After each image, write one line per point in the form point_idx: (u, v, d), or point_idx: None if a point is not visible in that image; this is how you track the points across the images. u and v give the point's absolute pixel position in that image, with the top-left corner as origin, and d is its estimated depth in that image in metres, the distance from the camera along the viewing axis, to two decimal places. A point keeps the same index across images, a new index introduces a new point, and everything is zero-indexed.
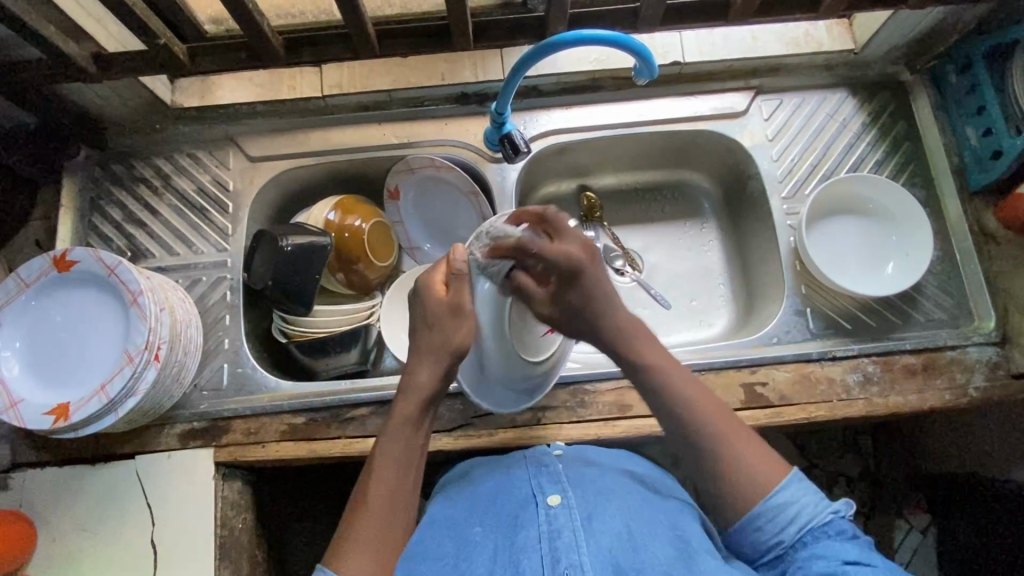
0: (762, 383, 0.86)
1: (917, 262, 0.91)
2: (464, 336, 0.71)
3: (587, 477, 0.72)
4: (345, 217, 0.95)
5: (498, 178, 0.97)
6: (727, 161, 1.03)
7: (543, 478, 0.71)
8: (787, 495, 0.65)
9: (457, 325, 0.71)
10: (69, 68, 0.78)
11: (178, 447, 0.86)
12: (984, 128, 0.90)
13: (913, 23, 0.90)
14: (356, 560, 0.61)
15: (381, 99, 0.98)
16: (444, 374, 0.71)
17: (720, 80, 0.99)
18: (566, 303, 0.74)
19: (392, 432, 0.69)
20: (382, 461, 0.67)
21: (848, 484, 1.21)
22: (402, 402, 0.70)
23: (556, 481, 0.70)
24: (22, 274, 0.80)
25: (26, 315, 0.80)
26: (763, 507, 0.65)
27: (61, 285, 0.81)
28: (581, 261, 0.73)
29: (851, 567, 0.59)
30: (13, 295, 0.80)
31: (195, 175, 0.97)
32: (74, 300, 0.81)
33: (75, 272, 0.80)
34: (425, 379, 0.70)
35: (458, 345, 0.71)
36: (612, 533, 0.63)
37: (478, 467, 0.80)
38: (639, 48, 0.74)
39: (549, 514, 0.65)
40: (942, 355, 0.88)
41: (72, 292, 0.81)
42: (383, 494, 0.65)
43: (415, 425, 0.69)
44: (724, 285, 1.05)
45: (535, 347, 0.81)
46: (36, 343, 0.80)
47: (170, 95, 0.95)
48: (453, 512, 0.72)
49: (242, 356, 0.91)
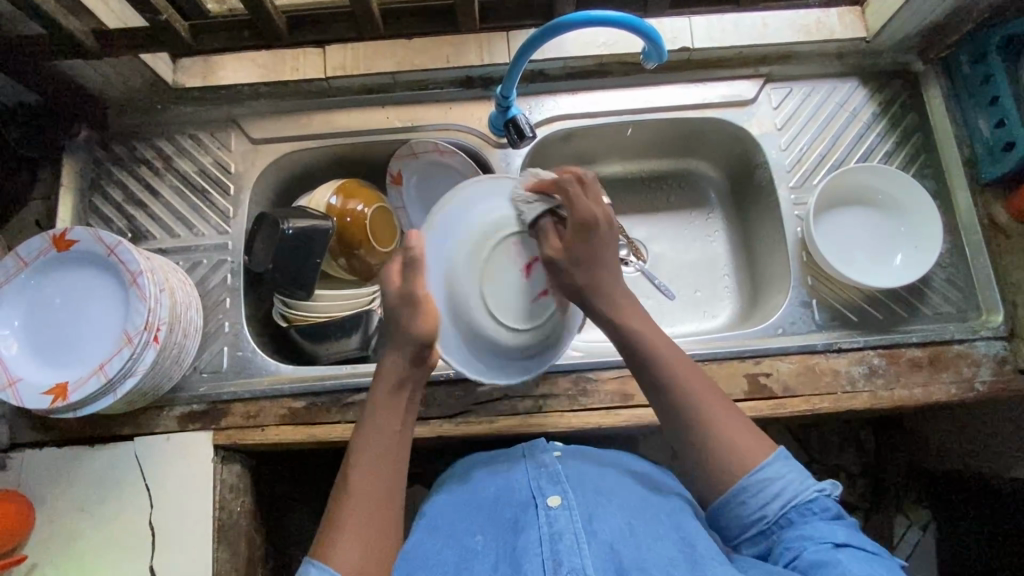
0: (767, 374, 0.86)
1: (926, 254, 0.90)
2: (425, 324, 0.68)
3: (587, 479, 0.72)
4: (347, 201, 0.94)
5: (503, 164, 0.97)
6: (735, 150, 1.02)
7: (542, 480, 0.71)
8: (774, 469, 0.64)
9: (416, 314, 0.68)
10: (69, 43, 0.77)
11: (177, 429, 0.85)
12: (997, 119, 0.89)
13: (927, 12, 0.88)
14: (343, 549, 0.60)
15: (386, 81, 0.96)
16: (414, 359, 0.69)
17: (730, 67, 0.97)
18: (575, 256, 0.70)
19: (374, 415, 0.68)
20: (366, 446, 0.66)
21: (849, 479, 1.21)
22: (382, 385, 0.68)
23: (557, 482, 0.70)
24: (21, 253, 0.79)
25: (26, 294, 0.79)
26: (749, 479, 0.64)
27: (61, 264, 0.80)
28: (598, 214, 0.70)
29: (841, 550, 0.58)
30: (12, 274, 0.79)
31: (197, 156, 0.96)
32: (74, 280, 0.80)
33: (73, 252, 0.79)
34: (396, 365, 0.68)
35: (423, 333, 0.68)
36: (613, 533, 0.62)
37: (478, 470, 0.80)
38: (649, 31, 0.72)
39: (550, 516, 0.64)
40: (949, 349, 0.87)
41: (72, 271, 0.80)
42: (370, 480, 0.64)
43: (395, 412, 0.68)
44: (729, 275, 1.04)
45: (531, 307, 0.75)
46: (36, 323, 0.79)
47: (173, 75, 0.93)
48: (451, 517, 0.71)
49: (243, 339, 0.90)
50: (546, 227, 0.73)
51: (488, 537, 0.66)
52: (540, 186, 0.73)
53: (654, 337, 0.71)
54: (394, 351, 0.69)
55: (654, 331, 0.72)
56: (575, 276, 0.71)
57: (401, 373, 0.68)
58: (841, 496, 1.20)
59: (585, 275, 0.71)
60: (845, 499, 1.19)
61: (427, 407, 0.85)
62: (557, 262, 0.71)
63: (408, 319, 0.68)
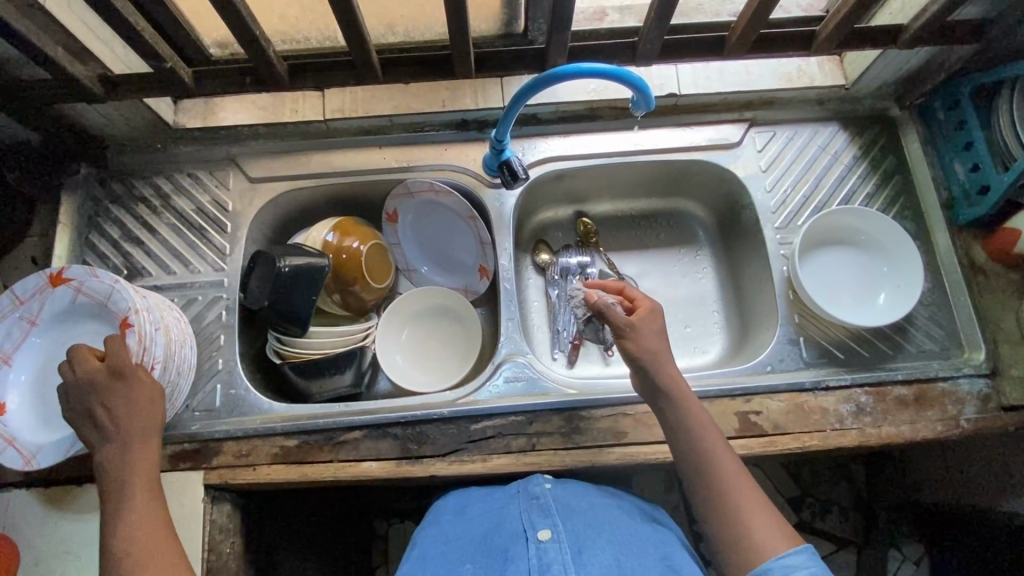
0: (757, 412, 0.87)
1: (909, 294, 0.92)
2: (131, 392, 0.70)
3: (577, 510, 0.73)
4: (343, 238, 0.97)
5: (497, 205, 0.99)
6: (721, 192, 1.05)
7: (533, 513, 0.72)
8: (797, 560, 0.62)
9: (119, 388, 0.70)
10: (73, 88, 0.79)
11: (167, 469, 0.84)
12: (972, 163, 0.92)
13: (902, 60, 0.92)
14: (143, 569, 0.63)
15: (383, 123, 1.00)
16: (134, 415, 0.70)
17: (715, 112, 1.01)
18: (631, 328, 0.76)
19: (131, 487, 0.68)
20: (126, 499, 0.67)
21: (842, 513, 1.23)
22: (135, 457, 0.69)
23: (546, 515, 0.71)
24: (27, 312, 0.80)
25: (38, 348, 0.81)
26: (772, 565, 0.62)
27: (64, 313, 0.81)
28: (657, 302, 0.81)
29: None
30: (24, 332, 0.80)
31: (195, 195, 0.98)
32: (82, 330, 0.82)
33: (78, 306, 0.81)
34: (137, 422, 0.70)
35: (136, 397, 0.70)
36: (602, 565, 0.63)
37: (471, 501, 0.81)
38: (637, 81, 0.75)
39: (539, 549, 0.65)
40: (934, 387, 0.88)
41: (81, 325, 0.82)
42: (142, 526, 0.66)
43: (133, 449, 0.69)
44: (718, 312, 1.06)
45: None
46: (46, 375, 0.81)
47: (174, 116, 0.96)
48: (441, 550, 0.72)
49: (236, 377, 0.90)
50: (608, 309, 0.77)
51: (476, 568, 0.67)
52: (608, 287, 0.87)
53: (694, 410, 0.73)
54: (127, 435, 0.69)
55: (704, 422, 0.73)
56: (633, 346, 0.75)
57: (130, 427, 0.69)
58: (835, 530, 1.22)
59: (631, 342, 0.76)
60: (839, 533, 1.22)
61: (421, 445, 0.86)
62: (623, 339, 0.76)
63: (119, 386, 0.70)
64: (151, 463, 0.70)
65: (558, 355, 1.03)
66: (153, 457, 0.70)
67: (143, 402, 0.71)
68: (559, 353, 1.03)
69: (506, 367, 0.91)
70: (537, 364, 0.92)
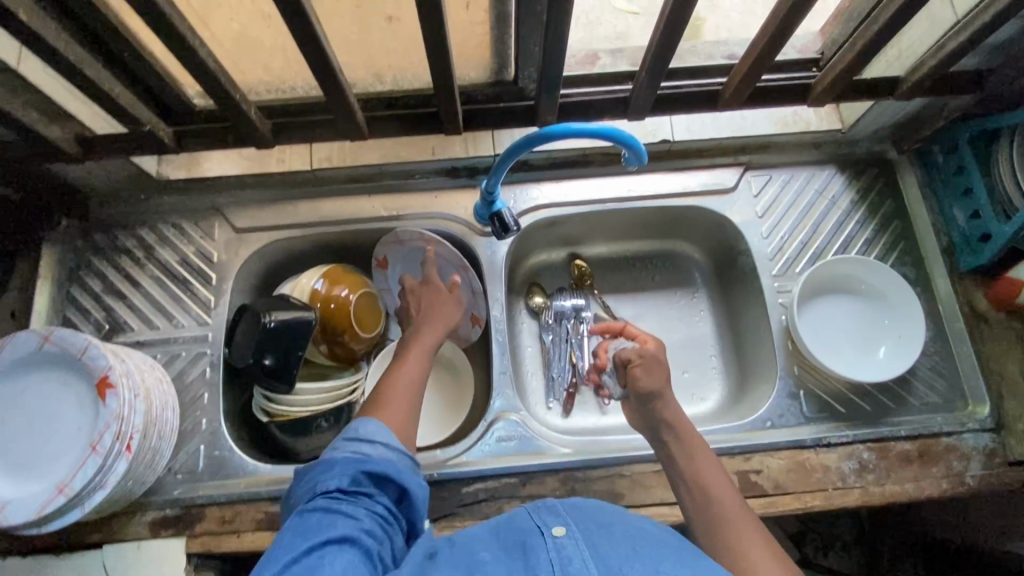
0: (757, 471, 0.84)
1: (911, 345, 0.90)
2: (445, 301, 0.91)
3: (583, 509, 0.60)
4: (332, 288, 0.95)
5: (488, 252, 0.97)
6: (718, 235, 1.03)
7: (540, 510, 0.59)
8: None
9: (439, 292, 0.92)
10: (48, 150, 0.77)
11: (149, 536, 0.82)
12: (972, 211, 0.90)
13: (898, 107, 0.91)
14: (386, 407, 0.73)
15: (373, 172, 0.98)
16: (439, 314, 0.89)
17: (710, 156, 0.99)
18: None
19: (410, 356, 0.82)
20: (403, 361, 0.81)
21: (845, 547, 1.21)
22: (423, 338, 0.85)
23: (556, 514, 0.58)
24: None
25: None
26: None
27: (27, 362, 0.78)
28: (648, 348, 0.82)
29: None
30: None
31: (179, 246, 0.95)
32: (44, 382, 0.78)
33: (47, 355, 0.77)
34: (434, 316, 0.88)
35: (440, 304, 0.90)
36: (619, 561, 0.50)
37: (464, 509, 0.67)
38: (626, 138, 0.73)
39: (556, 544, 0.53)
40: (938, 442, 0.86)
41: (44, 372, 0.78)
42: (405, 381, 0.78)
43: (425, 333, 0.86)
44: (716, 356, 1.04)
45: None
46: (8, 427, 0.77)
47: (158, 166, 0.95)
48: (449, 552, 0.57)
49: (221, 438, 0.87)
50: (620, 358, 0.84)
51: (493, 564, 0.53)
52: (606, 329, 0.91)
53: (691, 442, 0.75)
54: (425, 323, 0.87)
55: (703, 458, 0.74)
56: None
57: (426, 317, 0.88)
58: (838, 565, 1.19)
59: None
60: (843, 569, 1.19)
61: None
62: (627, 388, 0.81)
63: (438, 290, 0.92)
64: (426, 347, 0.84)
65: (553, 404, 1.01)
66: (428, 345, 0.84)
67: (443, 309, 0.89)
68: (554, 401, 1.01)
69: (498, 426, 0.88)
70: (530, 421, 0.89)
